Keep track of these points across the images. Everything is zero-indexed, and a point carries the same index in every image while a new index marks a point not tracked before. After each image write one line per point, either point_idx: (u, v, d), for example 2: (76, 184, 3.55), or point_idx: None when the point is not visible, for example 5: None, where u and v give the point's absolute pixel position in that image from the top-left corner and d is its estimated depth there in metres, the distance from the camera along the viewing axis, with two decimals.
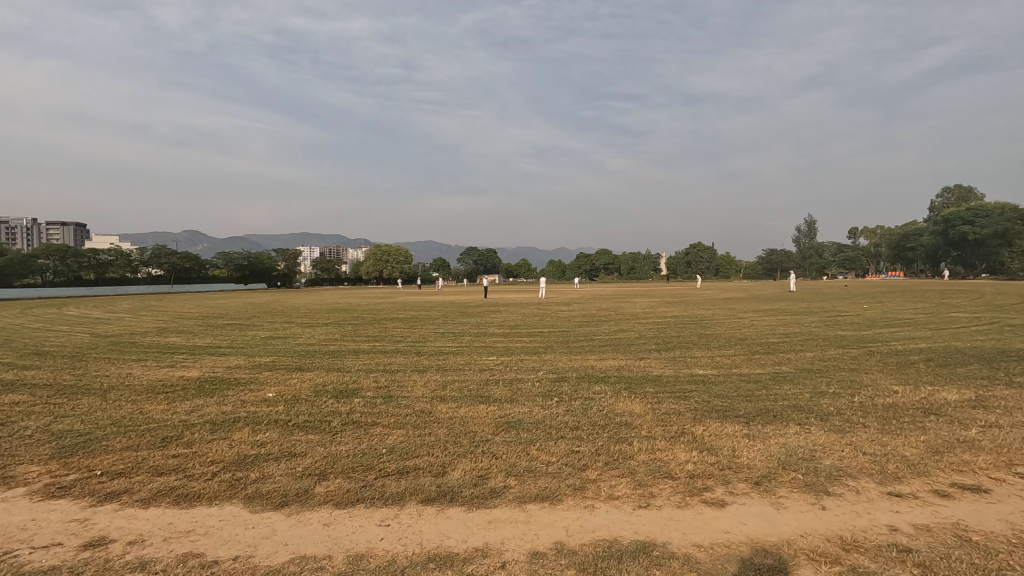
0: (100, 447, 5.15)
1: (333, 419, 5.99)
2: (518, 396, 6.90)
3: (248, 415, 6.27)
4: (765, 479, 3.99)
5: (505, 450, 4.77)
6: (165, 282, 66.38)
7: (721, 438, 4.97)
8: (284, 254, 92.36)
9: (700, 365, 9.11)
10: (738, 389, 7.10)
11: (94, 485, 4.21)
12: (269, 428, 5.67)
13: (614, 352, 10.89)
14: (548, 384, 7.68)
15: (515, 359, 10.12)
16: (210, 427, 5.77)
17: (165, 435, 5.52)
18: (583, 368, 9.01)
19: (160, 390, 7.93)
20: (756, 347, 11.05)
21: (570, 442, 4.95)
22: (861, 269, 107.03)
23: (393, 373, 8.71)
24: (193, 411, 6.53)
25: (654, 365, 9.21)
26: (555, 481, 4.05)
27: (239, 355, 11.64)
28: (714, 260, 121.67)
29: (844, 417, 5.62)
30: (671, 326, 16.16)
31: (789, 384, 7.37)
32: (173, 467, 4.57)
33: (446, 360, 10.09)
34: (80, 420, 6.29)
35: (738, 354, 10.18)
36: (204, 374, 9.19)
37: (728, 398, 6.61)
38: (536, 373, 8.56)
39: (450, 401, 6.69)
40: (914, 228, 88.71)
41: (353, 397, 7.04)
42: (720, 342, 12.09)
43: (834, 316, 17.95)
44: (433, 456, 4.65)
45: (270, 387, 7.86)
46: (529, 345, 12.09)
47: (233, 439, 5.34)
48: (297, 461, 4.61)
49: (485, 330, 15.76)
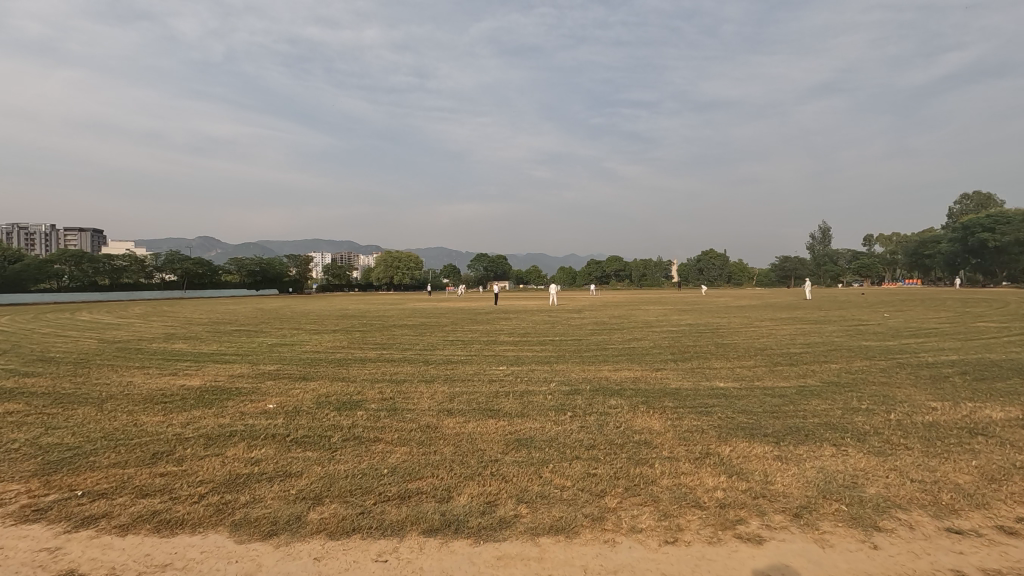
0: (87, 463, 4.87)
1: (334, 434, 5.66)
2: (529, 410, 6.53)
3: (245, 429, 5.96)
4: (805, 511, 3.59)
5: (516, 472, 4.41)
6: (178, 287, 66.85)
7: (751, 460, 4.57)
8: (296, 261, 92.83)
9: (720, 377, 8.68)
10: (764, 404, 6.67)
11: (71, 507, 3.91)
12: (265, 444, 5.35)
13: (629, 363, 10.47)
14: (560, 396, 7.30)
15: (526, 369, 9.75)
16: (203, 442, 5.47)
17: (155, 450, 5.22)
18: (597, 379, 8.62)
19: (158, 400, 7.66)
20: (777, 358, 10.59)
21: (586, 463, 4.59)
22: (876, 276, 105.59)
23: (399, 384, 8.36)
24: (190, 424, 6.24)
25: (672, 377, 8.79)
26: (570, 509, 3.68)
27: (244, 363, 11.39)
28: (727, 268, 120.53)
29: (882, 437, 5.19)
30: (686, 335, 15.70)
31: (818, 399, 6.93)
32: (160, 487, 4.26)
33: (454, 370, 9.74)
34: (72, 432, 6.03)
35: (759, 366, 9.72)
36: (205, 383, 8.92)
37: (753, 414, 6.18)
38: (547, 385, 8.18)
39: (458, 415, 6.34)
40: (931, 237, 87.29)
41: (356, 409, 6.72)
42: (739, 352, 11.61)
43: (854, 325, 17.40)
44: (438, 479, 4.30)
45: (271, 398, 7.56)
46: (539, 355, 11.69)
47: (226, 455, 5.02)
48: (292, 482, 4.28)
49: (495, 338, 15.40)
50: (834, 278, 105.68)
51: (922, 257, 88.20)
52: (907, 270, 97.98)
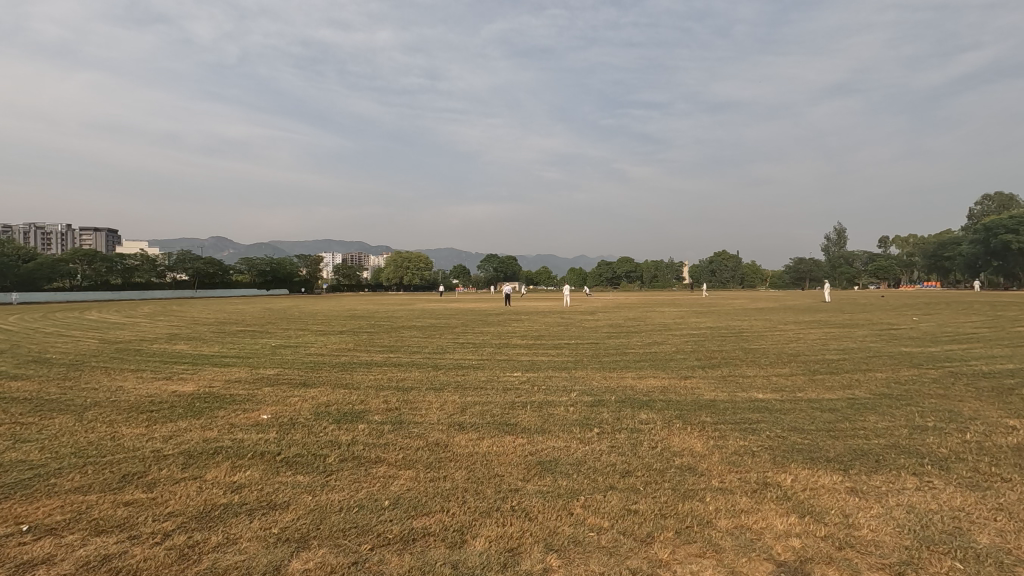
0: (46, 488, 4.24)
1: (330, 453, 4.98)
2: (550, 425, 5.83)
3: (232, 444, 5.32)
4: (909, 569, 2.86)
5: (541, 507, 3.71)
6: (189, 287, 66.71)
7: (821, 496, 3.83)
8: (306, 260, 92.73)
9: (757, 387, 7.88)
10: (815, 421, 5.90)
11: (7, 549, 3.27)
12: (251, 465, 4.68)
13: (654, 370, 9.70)
14: (585, 409, 6.57)
15: (542, 376, 9.03)
16: (182, 462, 4.82)
17: (127, 472, 4.58)
18: (622, 389, 7.89)
19: (145, 409, 7.03)
20: (815, 366, 9.76)
21: (624, 495, 3.88)
22: (893, 278, 103.64)
23: (406, 393, 7.66)
24: (172, 438, 5.60)
25: (704, 387, 7.99)
26: (611, 562, 2.98)
27: (244, 366, 10.75)
28: (740, 270, 118.94)
29: (970, 464, 4.42)
30: (710, 339, 14.85)
31: (876, 415, 6.14)
32: (119, 522, 3.61)
33: (466, 376, 9.03)
34: (41, 447, 5.40)
35: (797, 375, 8.92)
36: (198, 389, 8.30)
37: (807, 433, 5.41)
38: (568, 395, 7.43)
39: (471, 430, 5.65)
40: (951, 239, 85.30)
41: (358, 422, 6.06)
42: (772, 359, 10.77)
43: (887, 330, 16.46)
44: (449, 515, 3.60)
45: (266, 408, 6.91)
46: (556, 360, 10.95)
47: (204, 479, 4.36)
48: (274, 517, 3.61)
49: (508, 341, 14.72)
50: (850, 280, 103.97)
51: (941, 259, 86.31)
52: (924, 271, 96.26)
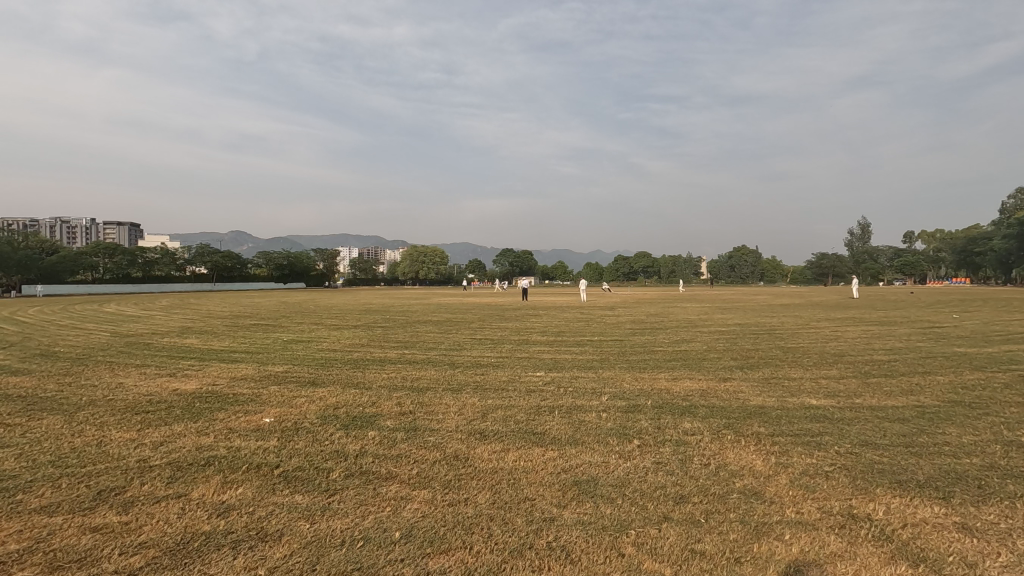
0: (8, 507, 3.68)
1: (335, 466, 4.36)
2: (584, 435, 5.16)
3: (226, 454, 4.75)
4: None
5: (584, 546, 3.05)
6: (207, 280, 67.02)
7: (928, 536, 3.12)
8: (322, 253, 92.76)
9: (808, 392, 7.12)
10: (887, 434, 5.14)
11: None
12: (243, 481, 4.09)
13: (688, 371, 8.94)
14: (619, 416, 5.87)
15: (568, 376, 8.37)
16: (167, 475, 4.24)
17: (104, 487, 4.02)
18: (658, 392, 7.19)
19: (140, 410, 6.51)
20: (866, 368, 8.91)
21: (681, 529, 3.21)
22: (920, 275, 100.77)
23: (421, 394, 7.03)
24: (163, 445, 5.05)
25: (748, 391, 7.23)
26: None
27: (251, 363, 10.20)
28: (760, 265, 116.75)
29: None
30: (741, 337, 14.06)
31: (957, 427, 5.36)
32: (80, 554, 3.03)
33: (485, 375, 8.43)
34: (19, 453, 4.89)
35: (850, 378, 8.10)
36: (200, 388, 7.80)
37: (884, 449, 4.68)
38: (599, 399, 6.74)
39: (494, 439, 5.02)
40: (983, 234, 82.52)
41: (369, 428, 5.45)
42: (815, 359, 9.96)
43: (932, 328, 15.38)
44: (473, 555, 2.96)
45: (269, 410, 6.33)
46: (580, 359, 10.26)
47: (189, 499, 3.77)
48: (263, 552, 3.01)
49: (528, 337, 14.09)
50: (875, 276, 101.25)
51: (972, 255, 83.51)
52: (953, 266, 93.39)
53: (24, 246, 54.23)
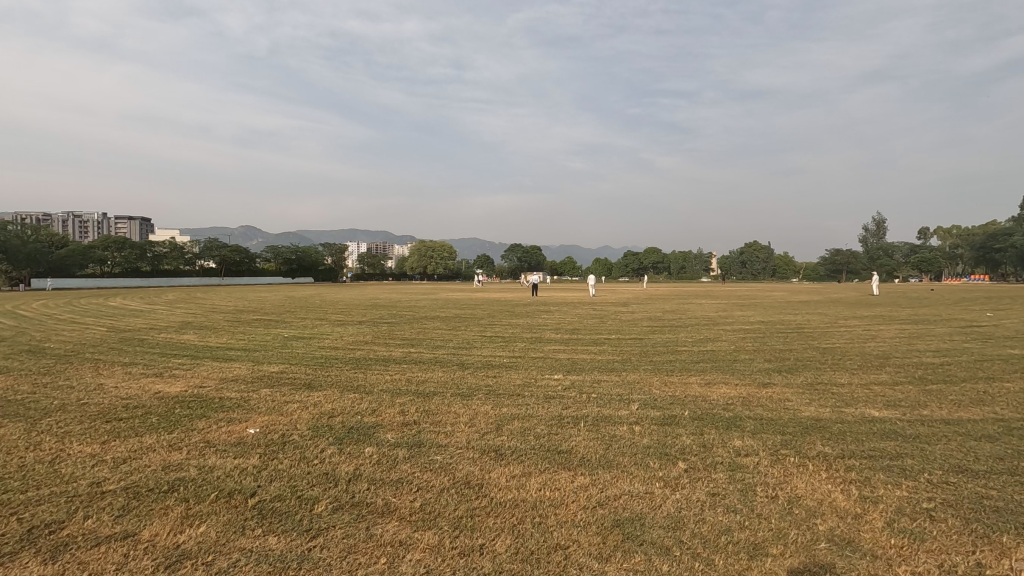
0: None
1: (321, 495, 3.61)
2: (618, 455, 4.37)
3: (194, 476, 4.00)
4: None
5: None
6: (215, 275, 66.61)
7: None
8: (332, 249, 92.31)
9: (864, 401, 6.29)
10: (981, 457, 4.31)
11: None
12: (209, 514, 3.34)
13: (720, 374, 8.12)
14: (655, 431, 5.05)
15: (589, 380, 7.59)
16: (117, 508, 3.47)
17: (37, 524, 3.26)
18: (693, 399, 6.40)
19: (113, 418, 5.78)
20: (919, 372, 8.05)
21: None
22: (937, 272, 98.67)
23: (427, 401, 6.26)
24: (124, 464, 4.30)
25: (795, 400, 6.40)
26: None
27: (246, 362, 9.48)
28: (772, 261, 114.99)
29: None
30: (768, 336, 13.18)
31: None
32: None
33: (499, 378, 7.66)
34: None
35: (905, 384, 7.24)
36: (184, 391, 7.07)
37: (988, 479, 3.85)
38: (628, 408, 5.93)
39: (512, 460, 4.24)
40: (1001, 230, 80.48)
41: (365, 444, 4.68)
42: (859, 362, 9.08)
43: (973, 328, 14.32)
44: None
45: (256, 419, 5.59)
46: (599, 360, 9.46)
47: (136, 542, 3.02)
48: None
49: (543, 335, 13.28)
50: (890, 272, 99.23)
51: (990, 251, 81.57)
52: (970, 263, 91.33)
53: (34, 239, 54.18)
